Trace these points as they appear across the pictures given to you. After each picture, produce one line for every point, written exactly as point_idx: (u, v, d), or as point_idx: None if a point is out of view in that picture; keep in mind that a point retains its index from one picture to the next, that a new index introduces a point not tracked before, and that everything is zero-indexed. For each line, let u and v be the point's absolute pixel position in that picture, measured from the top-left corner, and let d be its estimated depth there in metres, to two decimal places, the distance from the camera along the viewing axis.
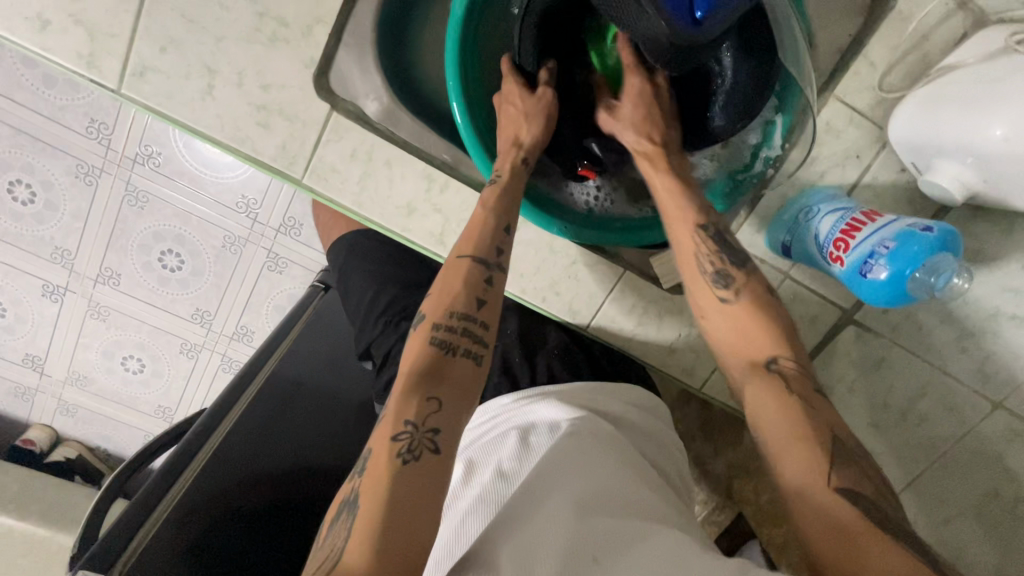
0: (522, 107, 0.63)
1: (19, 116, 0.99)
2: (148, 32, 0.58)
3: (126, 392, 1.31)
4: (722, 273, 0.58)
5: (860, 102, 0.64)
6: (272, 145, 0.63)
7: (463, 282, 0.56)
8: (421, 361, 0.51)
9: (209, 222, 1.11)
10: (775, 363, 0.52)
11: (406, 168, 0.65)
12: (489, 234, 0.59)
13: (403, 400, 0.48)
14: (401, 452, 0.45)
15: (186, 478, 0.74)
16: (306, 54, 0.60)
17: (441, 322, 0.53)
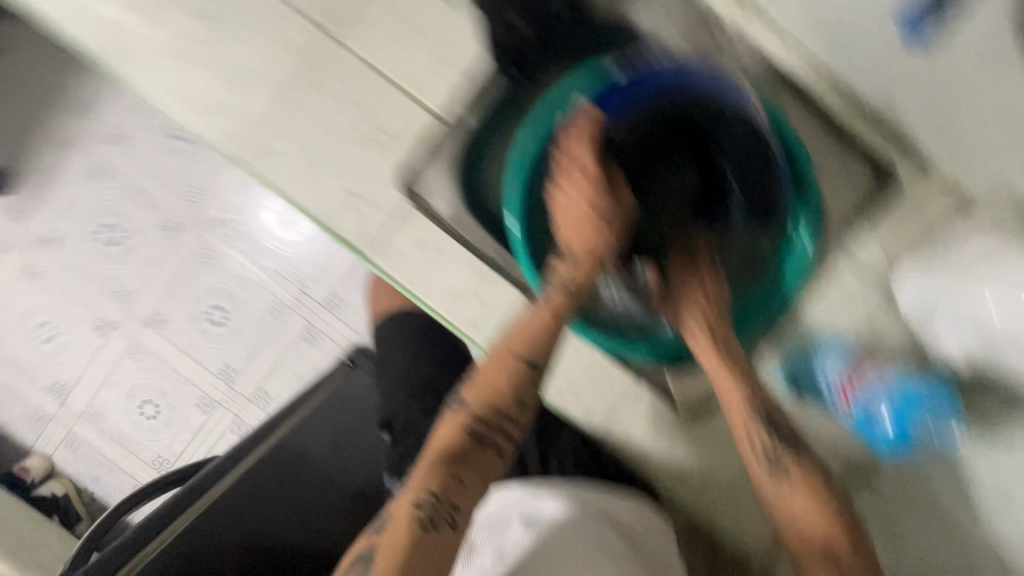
0: (602, 219, 0.63)
1: (135, 175, 1.24)
2: (281, 124, 0.72)
3: (134, 437, 1.33)
4: (778, 460, 0.59)
5: (874, 264, 0.70)
6: (351, 223, 0.73)
7: (507, 378, 0.57)
8: (455, 446, 0.53)
9: (262, 286, 1.24)
10: (833, 547, 0.56)
11: (459, 259, 0.73)
12: (546, 336, 0.59)
13: (429, 474, 0.50)
14: (422, 520, 0.48)
15: (182, 521, 0.78)
16: (397, 158, 0.72)
17: (485, 413, 0.55)
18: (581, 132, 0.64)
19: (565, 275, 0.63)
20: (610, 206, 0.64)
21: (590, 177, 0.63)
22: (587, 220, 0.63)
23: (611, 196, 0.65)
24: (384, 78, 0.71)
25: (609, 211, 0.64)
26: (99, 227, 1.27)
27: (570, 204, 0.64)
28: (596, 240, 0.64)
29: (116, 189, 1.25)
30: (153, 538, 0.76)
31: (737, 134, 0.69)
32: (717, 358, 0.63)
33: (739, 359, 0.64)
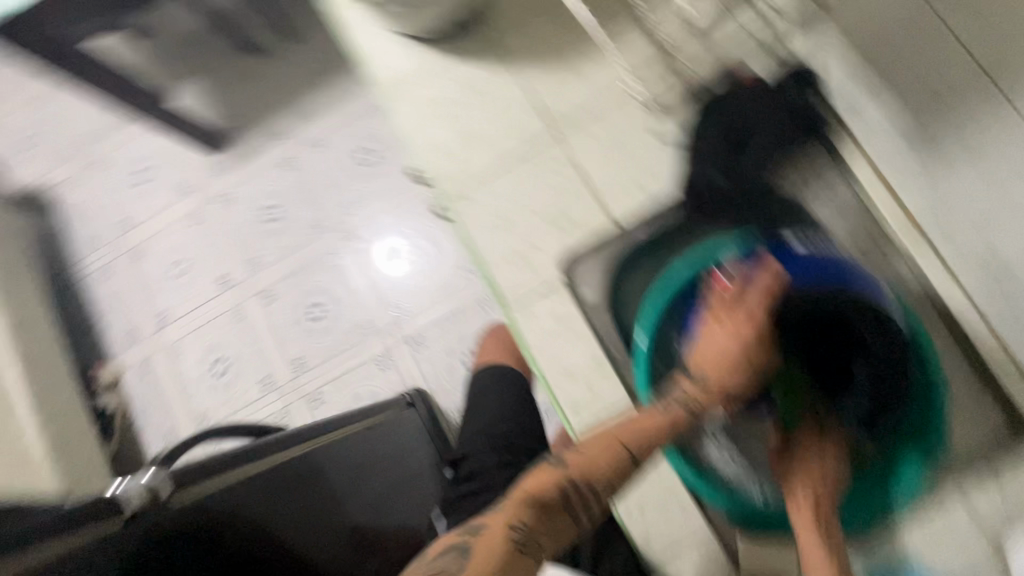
0: (745, 361, 0.68)
1: (329, 205, 1.79)
2: (489, 184, 0.85)
3: (223, 395, 1.75)
4: None
5: (985, 510, 0.70)
6: (508, 279, 0.83)
7: (611, 458, 0.60)
8: (549, 495, 0.56)
9: (373, 314, 1.71)
10: None
11: (586, 345, 0.79)
12: (654, 440, 0.62)
13: (523, 508, 0.54)
14: (516, 541, 0.51)
15: (229, 475, 0.76)
16: (570, 243, 0.82)
17: (585, 479, 0.58)
18: (762, 283, 0.70)
19: (695, 398, 0.67)
20: (757, 356, 0.69)
21: (752, 323, 0.69)
22: (730, 359, 0.68)
23: (760, 349, 0.69)
24: (587, 178, 0.83)
25: (754, 360, 0.68)
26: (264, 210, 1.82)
27: (726, 337, 0.69)
28: (731, 380, 0.68)
29: (303, 197, 1.80)
30: (196, 484, 0.72)
31: (883, 351, 0.67)
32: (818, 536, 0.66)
33: (840, 551, 0.66)
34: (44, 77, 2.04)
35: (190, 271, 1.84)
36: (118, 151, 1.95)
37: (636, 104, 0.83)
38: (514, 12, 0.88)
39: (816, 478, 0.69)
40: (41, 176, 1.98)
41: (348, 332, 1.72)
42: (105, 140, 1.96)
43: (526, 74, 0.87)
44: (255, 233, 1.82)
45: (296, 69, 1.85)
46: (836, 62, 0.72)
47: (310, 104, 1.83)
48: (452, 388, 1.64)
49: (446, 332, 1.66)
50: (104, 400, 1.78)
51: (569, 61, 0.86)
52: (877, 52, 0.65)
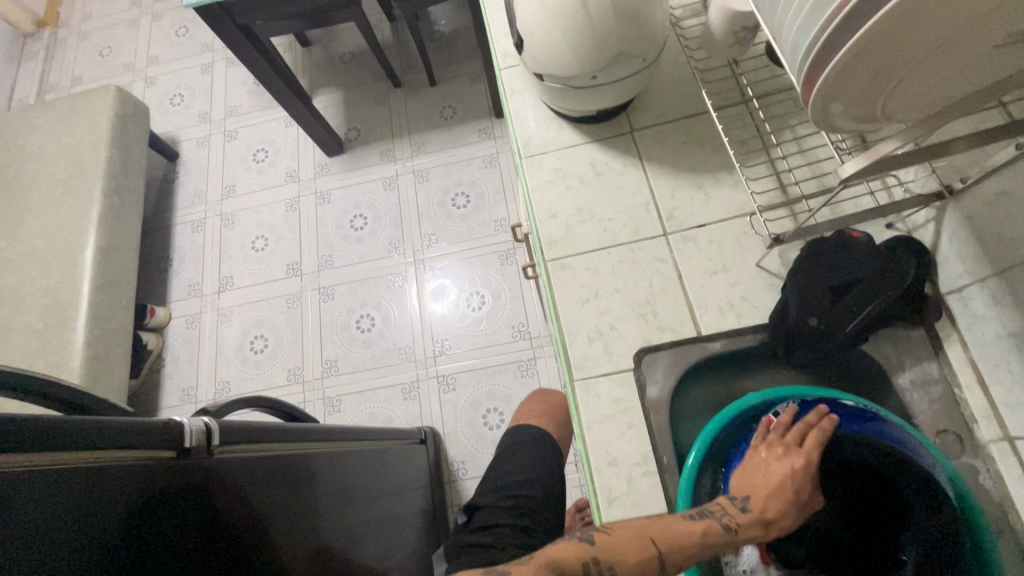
0: (792, 497, 0.68)
1: (414, 231, 1.89)
2: (588, 257, 0.90)
3: (249, 371, 1.80)
4: None
5: None
6: (580, 350, 0.85)
7: (637, 553, 0.58)
8: (569, 567, 0.56)
9: (415, 343, 1.75)
10: None
11: (638, 438, 0.79)
12: (690, 550, 0.60)
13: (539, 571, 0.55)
14: None
15: (254, 450, 0.74)
16: (649, 335, 0.84)
17: (608, 565, 0.57)
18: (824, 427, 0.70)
19: (736, 517, 0.65)
20: (805, 493, 0.68)
21: (808, 462, 0.69)
22: (777, 488, 0.68)
23: (806, 488, 0.69)
24: (681, 282, 0.86)
25: (801, 496, 0.68)
26: (353, 219, 1.95)
27: (779, 469, 0.69)
28: (777, 509, 0.67)
29: (392, 218, 1.92)
30: (234, 446, 0.70)
31: (927, 519, 0.63)
32: None
33: None
34: (217, 52, 2.32)
35: (268, 248, 1.95)
36: (251, 129, 2.16)
37: (745, 229, 0.87)
38: (656, 118, 0.96)
39: None
40: (180, 130, 2.21)
41: (387, 352, 1.75)
42: (244, 116, 2.18)
43: (651, 173, 0.93)
44: (338, 236, 1.93)
45: (427, 108, 2.04)
46: (953, 251, 0.74)
47: (427, 140, 1.99)
48: (465, 439, 1.62)
49: (478, 383, 1.67)
50: (144, 337, 1.78)
51: (695, 173, 0.92)
52: (1000, 255, 0.67)
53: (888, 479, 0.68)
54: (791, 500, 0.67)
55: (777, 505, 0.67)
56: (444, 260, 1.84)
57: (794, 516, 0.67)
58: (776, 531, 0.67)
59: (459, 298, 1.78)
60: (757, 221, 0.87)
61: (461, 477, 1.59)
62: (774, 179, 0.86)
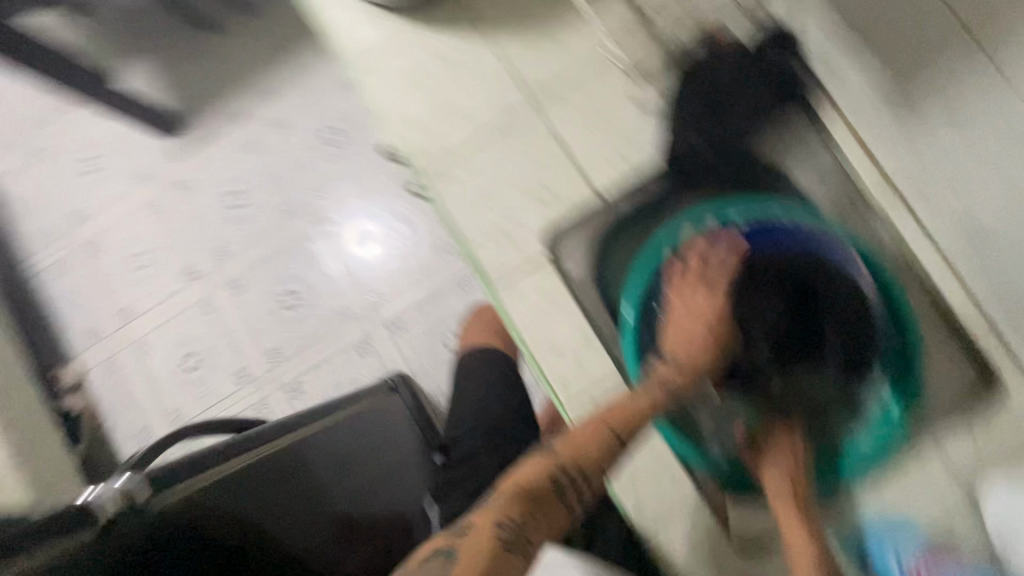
0: (716, 341, 0.74)
1: (299, 188, 1.72)
2: (464, 158, 0.83)
3: (194, 391, 1.69)
4: None
5: (960, 460, 0.70)
6: (489, 257, 0.81)
7: (597, 442, 0.60)
8: (537, 486, 0.56)
9: (349, 301, 1.67)
10: None
11: (570, 319, 0.78)
12: (640, 419, 0.63)
13: (508, 503, 0.54)
14: (503, 539, 0.51)
15: (216, 472, 0.70)
16: (550, 215, 0.81)
17: (573, 466, 0.57)
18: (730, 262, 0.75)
19: (671, 377, 0.70)
20: (726, 330, 0.75)
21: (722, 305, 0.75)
22: (702, 340, 0.73)
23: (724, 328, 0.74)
24: (565, 150, 0.81)
25: (722, 335, 0.74)
26: (229, 199, 1.75)
27: (702, 321, 0.74)
28: (707, 357, 0.72)
29: (271, 183, 1.73)
30: (183, 484, 0.67)
31: (839, 299, 0.73)
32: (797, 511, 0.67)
33: (812, 513, 0.69)
34: None
35: (152, 264, 1.75)
36: (67, 140, 1.83)
37: (611, 71, 0.81)
38: None
39: (797, 455, 0.72)
40: None
41: (324, 320, 1.68)
42: (50, 128, 1.84)
43: (499, 43, 0.83)
44: (221, 223, 1.74)
45: (254, 46, 1.76)
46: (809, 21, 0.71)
47: (271, 84, 1.75)
48: (433, 371, 1.62)
49: (425, 316, 1.64)
50: None
51: (543, 27, 0.83)
52: None
53: (795, 282, 0.75)
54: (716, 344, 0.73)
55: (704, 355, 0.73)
56: (344, 206, 1.70)
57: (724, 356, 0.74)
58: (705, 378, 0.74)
59: (374, 240, 1.68)
60: (619, 56, 0.81)
61: (443, 407, 1.61)
62: (622, 4, 0.79)
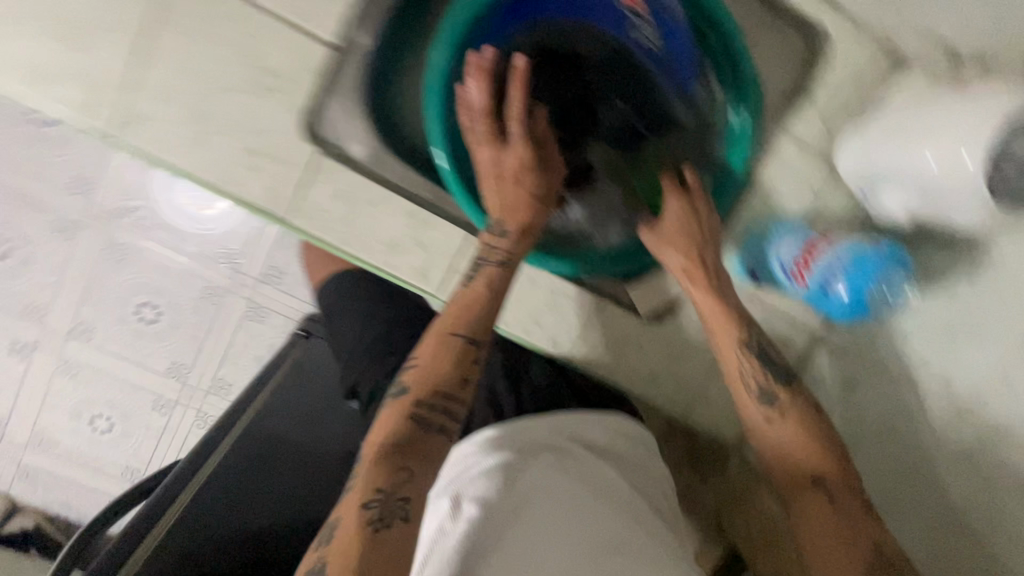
0: (533, 180, 0.61)
1: None
2: (143, 83, 0.59)
3: None
4: (767, 390, 0.58)
5: (808, 140, 0.70)
6: (259, 188, 0.63)
7: (450, 359, 0.53)
8: (398, 436, 0.49)
9: None
10: (822, 480, 0.54)
11: (391, 208, 0.66)
12: (483, 313, 0.57)
13: (371, 470, 0.46)
14: (371, 520, 0.43)
15: None
16: (298, 103, 0.62)
17: (430, 396, 0.51)
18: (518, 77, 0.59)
19: (495, 247, 0.60)
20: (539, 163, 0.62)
21: (523, 134, 0.60)
22: (516, 187, 0.61)
23: (535, 159, 0.61)
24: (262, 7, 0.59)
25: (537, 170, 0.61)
26: None
27: (508, 164, 0.61)
28: (529, 204, 0.61)
29: None
30: None
31: (621, 60, 0.69)
32: (704, 285, 0.62)
33: (725, 285, 0.63)
34: None
35: None
36: None
37: None
38: None
39: (692, 227, 0.63)
40: None
41: None
42: None
43: None
44: None
45: None
46: None
47: None
48: None
49: None
50: None
51: None
52: None
53: (577, 59, 0.69)
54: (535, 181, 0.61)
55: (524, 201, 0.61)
56: None
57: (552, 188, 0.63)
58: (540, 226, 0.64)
59: None
60: None
61: None
62: None
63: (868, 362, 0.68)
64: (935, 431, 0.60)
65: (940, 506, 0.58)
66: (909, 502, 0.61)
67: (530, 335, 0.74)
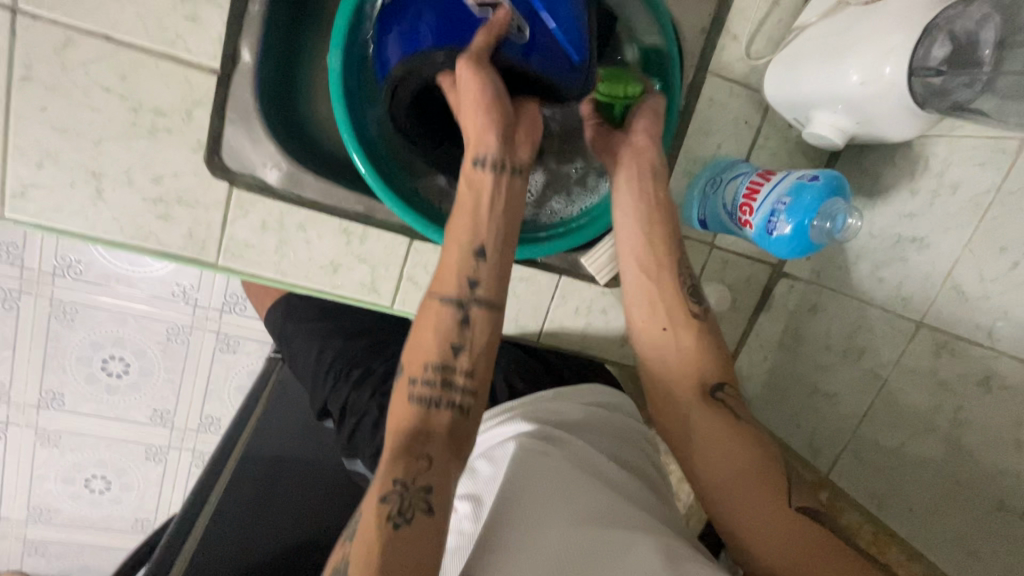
0: (483, 115, 0.49)
1: None
2: (20, 149, 0.54)
3: None
4: (694, 291, 0.58)
5: (735, 74, 0.67)
6: (178, 235, 0.60)
7: (434, 329, 0.47)
8: (408, 421, 0.45)
9: None
10: (720, 391, 0.54)
11: (322, 228, 0.63)
12: (463, 268, 0.48)
13: (391, 460, 0.42)
14: (393, 514, 0.39)
15: None
16: (195, 138, 0.57)
17: (429, 373, 0.46)
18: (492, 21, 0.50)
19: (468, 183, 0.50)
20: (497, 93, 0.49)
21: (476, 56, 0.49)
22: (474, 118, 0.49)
23: (472, 89, 0.48)
24: (124, 42, 0.53)
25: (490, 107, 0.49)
26: None
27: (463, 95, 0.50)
28: (480, 137, 0.49)
29: None
30: None
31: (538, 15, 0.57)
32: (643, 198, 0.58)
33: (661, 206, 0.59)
34: None
35: None
36: None
37: None
38: None
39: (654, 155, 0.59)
40: None
41: None
42: None
43: None
44: None
45: None
46: None
47: None
48: None
49: None
50: None
51: None
52: None
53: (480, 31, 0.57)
54: (482, 109, 0.49)
55: (479, 135, 0.50)
56: None
57: (496, 95, 0.49)
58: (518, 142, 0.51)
59: None
60: None
61: None
62: None
63: (827, 285, 0.69)
64: (901, 346, 0.58)
65: (902, 417, 0.57)
66: (880, 418, 0.59)
67: None
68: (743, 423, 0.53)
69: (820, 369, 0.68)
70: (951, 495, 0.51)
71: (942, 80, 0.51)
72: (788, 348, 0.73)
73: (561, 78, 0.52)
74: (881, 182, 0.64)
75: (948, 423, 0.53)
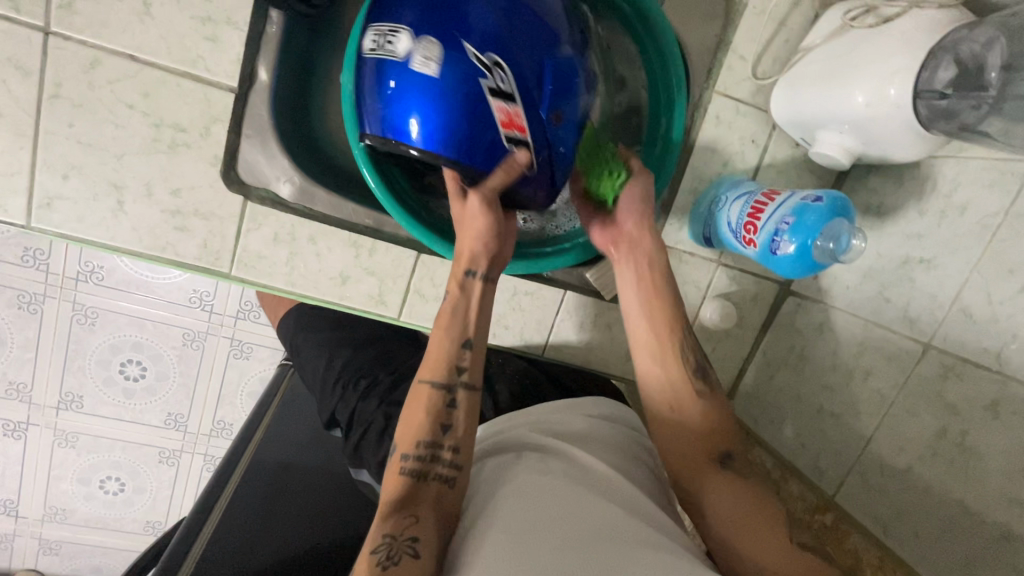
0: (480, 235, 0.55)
1: None
2: (47, 162, 0.57)
3: None
4: (699, 364, 0.58)
5: (742, 94, 0.68)
6: (194, 246, 0.62)
7: (425, 410, 0.52)
8: (400, 490, 0.48)
9: None
10: (729, 457, 0.53)
11: (332, 241, 0.65)
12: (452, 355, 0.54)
13: (382, 522, 0.45)
14: (380, 561, 0.41)
15: None
16: (211, 152, 0.60)
17: (422, 454, 0.50)
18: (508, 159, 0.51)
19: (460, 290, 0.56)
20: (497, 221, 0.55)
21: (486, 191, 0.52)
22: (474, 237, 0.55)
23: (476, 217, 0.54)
24: (147, 61, 0.56)
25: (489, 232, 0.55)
26: None
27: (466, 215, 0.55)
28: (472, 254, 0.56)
29: None
30: None
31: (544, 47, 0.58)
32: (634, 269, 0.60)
33: (661, 267, 0.59)
34: None
35: None
36: None
37: None
38: None
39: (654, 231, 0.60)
40: None
41: None
42: None
43: None
44: None
45: None
46: None
47: None
48: None
49: None
50: None
51: None
52: None
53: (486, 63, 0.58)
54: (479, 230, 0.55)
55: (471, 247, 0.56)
56: None
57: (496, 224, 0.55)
58: (503, 257, 0.58)
59: None
60: None
61: None
62: None
63: (834, 304, 0.68)
64: (907, 368, 0.58)
65: (908, 440, 0.56)
66: (886, 441, 0.58)
67: (501, 336, 0.74)
68: (757, 490, 0.52)
69: (826, 390, 0.67)
70: (957, 522, 0.50)
71: (947, 103, 0.50)
72: (794, 367, 0.72)
73: (538, 202, 0.57)
74: (890, 202, 0.64)
75: (954, 447, 0.52)
